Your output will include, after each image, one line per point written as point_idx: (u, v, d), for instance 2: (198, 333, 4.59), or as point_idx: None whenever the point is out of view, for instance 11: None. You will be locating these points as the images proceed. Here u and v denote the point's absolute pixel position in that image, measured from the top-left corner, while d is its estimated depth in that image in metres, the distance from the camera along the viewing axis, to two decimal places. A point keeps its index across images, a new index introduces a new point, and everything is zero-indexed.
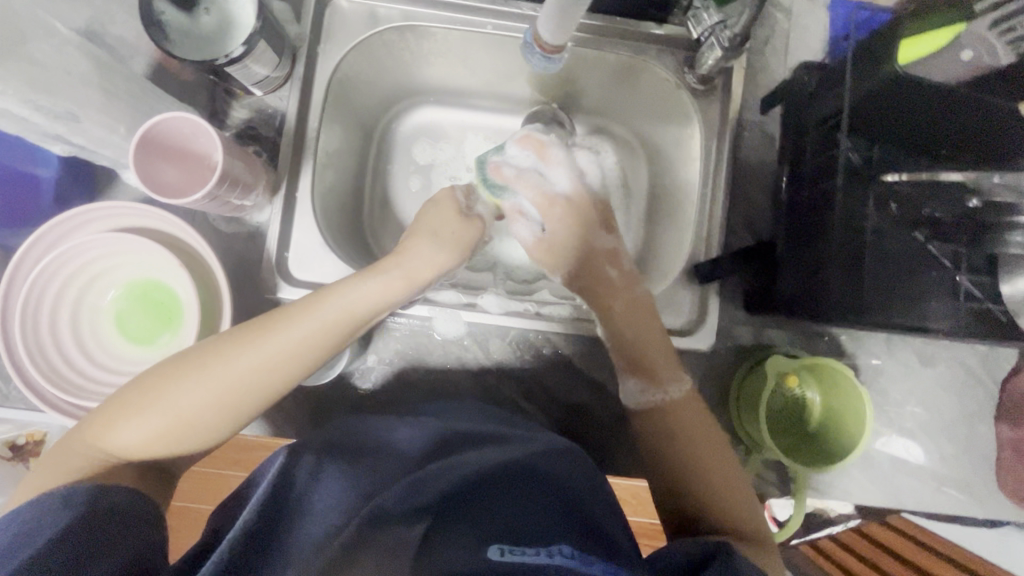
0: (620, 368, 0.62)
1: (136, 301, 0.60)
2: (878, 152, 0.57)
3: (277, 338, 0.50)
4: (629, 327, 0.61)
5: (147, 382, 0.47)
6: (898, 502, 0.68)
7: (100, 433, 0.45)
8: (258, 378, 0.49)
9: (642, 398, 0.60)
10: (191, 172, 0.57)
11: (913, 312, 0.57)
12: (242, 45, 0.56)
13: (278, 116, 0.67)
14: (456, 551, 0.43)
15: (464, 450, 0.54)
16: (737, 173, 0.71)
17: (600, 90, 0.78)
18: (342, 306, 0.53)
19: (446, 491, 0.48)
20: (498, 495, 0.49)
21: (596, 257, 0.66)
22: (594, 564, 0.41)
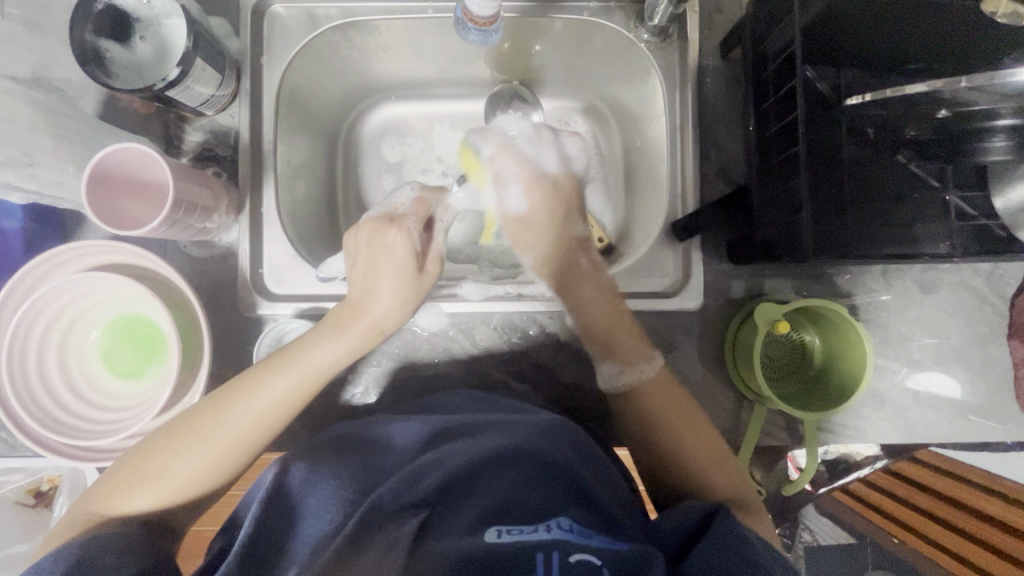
0: (595, 353, 0.62)
1: (121, 336, 0.60)
2: (846, 77, 0.55)
3: (252, 405, 0.50)
4: (601, 310, 0.60)
5: (144, 449, 0.48)
6: (917, 436, 0.65)
7: (103, 497, 0.46)
8: (244, 441, 0.50)
9: (620, 381, 0.60)
10: (151, 201, 0.57)
11: (901, 237, 0.55)
12: (178, 67, 0.55)
13: (232, 134, 0.66)
14: (451, 541, 0.41)
15: (456, 434, 0.51)
16: (706, 123, 0.68)
17: (558, 59, 0.76)
18: (316, 363, 0.52)
19: (442, 479, 0.45)
20: (494, 480, 0.46)
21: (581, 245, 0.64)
22: (593, 536, 0.41)
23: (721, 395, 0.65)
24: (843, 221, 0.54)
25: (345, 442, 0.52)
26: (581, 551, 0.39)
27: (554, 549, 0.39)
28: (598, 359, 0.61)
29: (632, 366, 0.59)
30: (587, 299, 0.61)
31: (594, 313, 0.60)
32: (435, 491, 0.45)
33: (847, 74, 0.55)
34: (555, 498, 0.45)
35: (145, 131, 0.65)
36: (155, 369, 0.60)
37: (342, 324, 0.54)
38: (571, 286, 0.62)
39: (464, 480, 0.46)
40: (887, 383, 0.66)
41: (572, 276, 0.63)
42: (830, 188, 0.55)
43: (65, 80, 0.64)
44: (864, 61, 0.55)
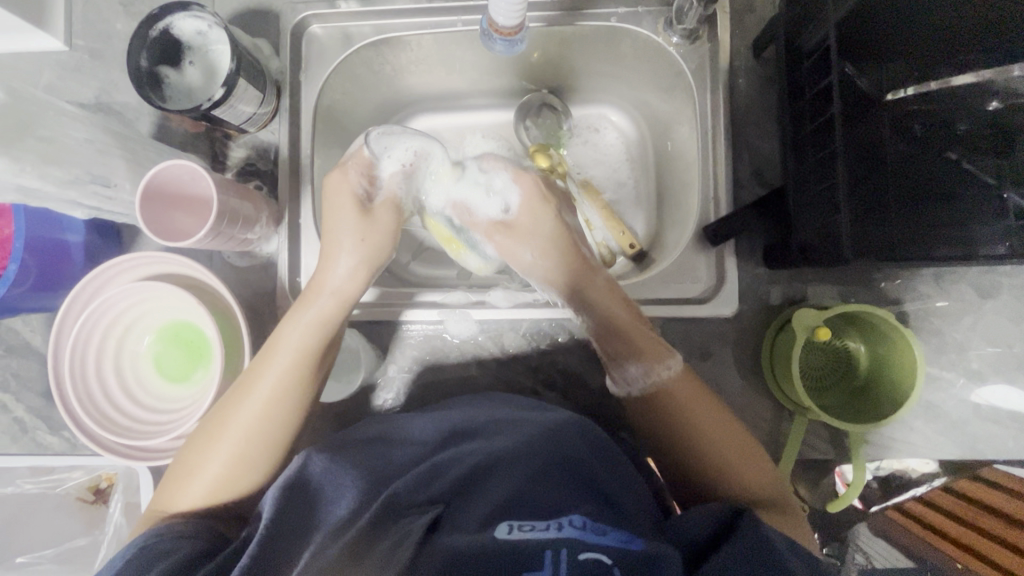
0: (613, 357, 0.59)
1: (170, 342, 0.63)
2: (883, 75, 0.54)
3: (255, 396, 0.52)
4: (603, 308, 0.59)
5: (181, 459, 0.52)
6: (976, 451, 0.61)
7: (164, 501, 0.50)
8: (263, 435, 0.52)
9: (646, 380, 0.57)
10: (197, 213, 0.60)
11: (964, 236, 0.51)
12: (222, 87, 0.58)
13: (272, 149, 0.69)
14: (464, 534, 0.42)
15: (468, 434, 0.51)
16: (741, 124, 0.66)
17: (587, 65, 0.76)
18: (291, 341, 0.55)
19: (456, 478, 0.47)
20: (508, 480, 0.47)
21: (539, 248, 0.62)
22: (604, 534, 0.42)
23: (758, 406, 0.62)
24: (888, 222, 0.51)
25: (354, 436, 0.52)
26: (588, 551, 0.40)
27: (563, 549, 0.41)
28: (626, 352, 0.58)
29: (661, 360, 0.56)
30: (597, 301, 0.59)
31: (607, 307, 0.59)
32: (451, 490, 0.46)
33: (880, 69, 0.53)
34: (567, 493, 0.47)
35: (193, 148, 0.68)
36: (201, 373, 0.63)
37: (314, 298, 0.57)
38: (580, 301, 0.60)
39: (479, 476, 0.47)
40: (941, 394, 0.62)
41: (577, 294, 0.60)
42: (883, 188, 0.52)
43: (126, 104, 0.69)
44: (905, 55, 0.53)
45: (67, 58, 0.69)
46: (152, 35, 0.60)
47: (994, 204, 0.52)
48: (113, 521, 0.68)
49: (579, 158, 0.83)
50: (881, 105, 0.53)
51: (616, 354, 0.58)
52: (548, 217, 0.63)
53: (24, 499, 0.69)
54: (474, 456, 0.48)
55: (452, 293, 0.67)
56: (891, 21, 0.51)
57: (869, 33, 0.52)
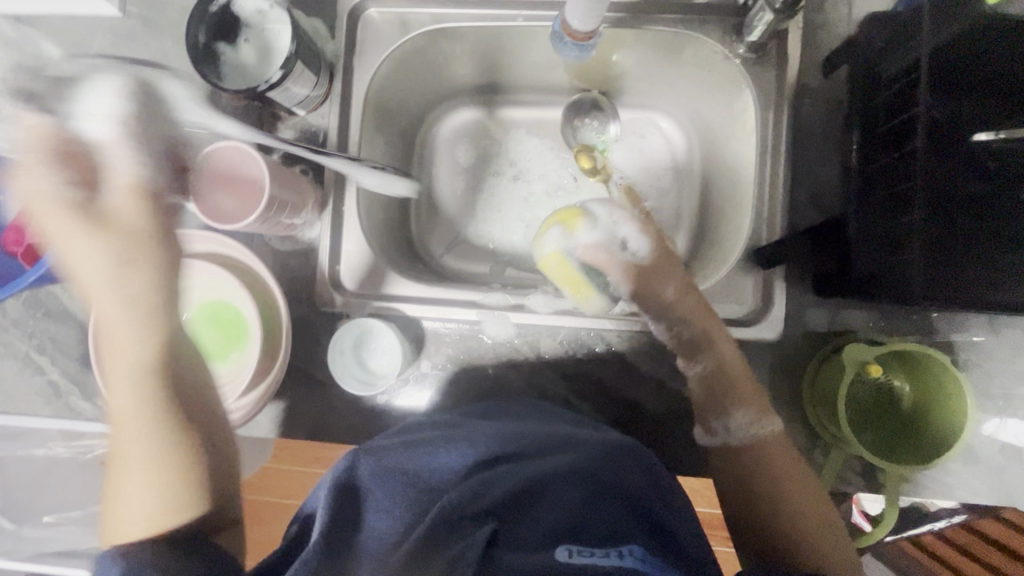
0: (722, 404, 0.58)
1: (209, 319, 0.63)
2: (973, 106, 0.51)
3: (118, 420, 0.47)
4: (731, 359, 0.58)
5: (110, 495, 0.48)
6: (1012, 498, 0.60)
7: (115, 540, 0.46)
8: (155, 462, 0.47)
9: (749, 431, 0.58)
10: (244, 196, 0.57)
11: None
12: (281, 70, 0.58)
13: (320, 133, 0.68)
14: (519, 553, 0.43)
15: (518, 452, 0.52)
16: (802, 145, 0.64)
17: (642, 69, 0.75)
18: (123, 351, 0.47)
19: (509, 492, 0.47)
20: (561, 496, 0.49)
21: (665, 308, 0.60)
22: (662, 568, 0.44)
23: (794, 435, 0.61)
24: (957, 264, 0.50)
25: (403, 439, 0.53)
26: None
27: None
28: (732, 403, 0.58)
29: (768, 415, 0.58)
30: (710, 354, 0.59)
31: (728, 354, 0.58)
32: (503, 502, 0.47)
33: (970, 104, 0.51)
34: (621, 523, 0.49)
35: (242, 125, 0.67)
36: (237, 353, 0.63)
37: (144, 324, 0.47)
38: (693, 351, 0.60)
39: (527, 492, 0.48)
40: (981, 438, 0.60)
41: (692, 346, 0.59)
42: (958, 229, 0.51)
43: (176, 76, 0.68)
44: (990, 92, 0.51)
45: (121, 24, 0.68)
46: (212, 11, 0.59)
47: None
48: None
49: (624, 162, 0.83)
50: (968, 141, 0.51)
51: (723, 402, 0.58)
52: (673, 274, 0.60)
53: (56, 460, 0.70)
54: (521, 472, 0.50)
55: (492, 294, 0.66)
56: (975, 60, 0.51)
57: (955, 68, 0.51)
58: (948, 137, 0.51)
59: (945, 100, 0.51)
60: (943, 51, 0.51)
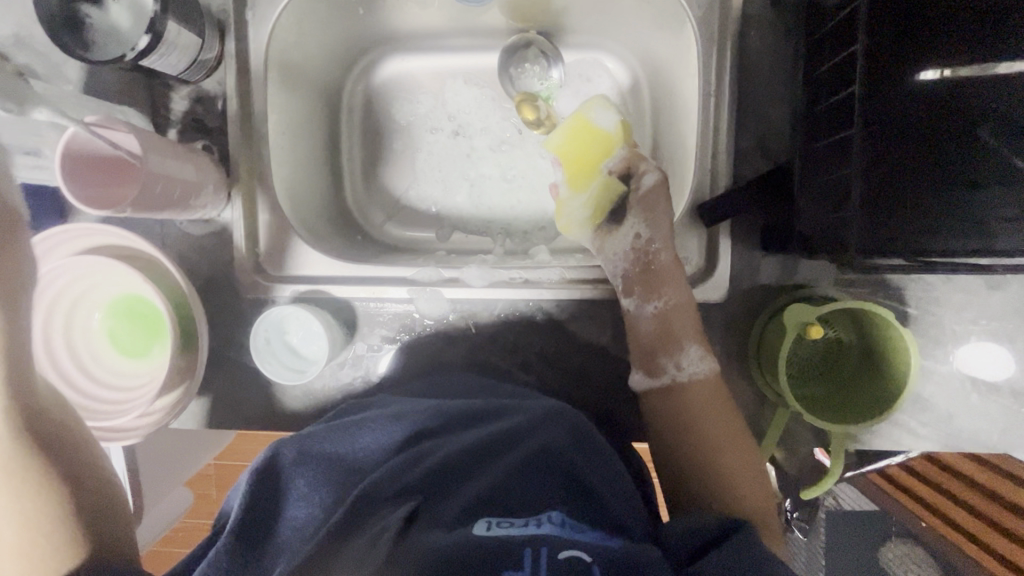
0: (664, 345, 0.56)
1: (125, 317, 0.60)
2: (914, 41, 0.47)
3: None
4: (677, 299, 0.56)
5: None
6: (957, 445, 0.59)
7: None
8: (25, 512, 0.39)
9: (696, 369, 0.56)
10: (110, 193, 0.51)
11: (971, 224, 0.47)
12: (148, 35, 0.50)
13: (219, 102, 0.61)
14: (439, 530, 0.40)
15: (450, 428, 0.52)
16: (748, 85, 0.58)
17: (581, 3, 0.70)
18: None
19: (432, 467, 0.46)
20: (482, 468, 0.47)
21: (651, 219, 0.58)
22: (586, 531, 0.42)
23: (741, 396, 0.60)
24: (902, 211, 0.47)
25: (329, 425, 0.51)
26: (570, 545, 0.39)
27: (545, 544, 0.39)
28: (683, 337, 0.56)
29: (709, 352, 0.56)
30: (673, 290, 0.56)
31: (670, 294, 0.56)
32: (425, 478, 0.45)
33: (908, 38, 0.47)
34: (547, 491, 0.45)
35: (131, 98, 0.60)
36: (158, 349, 0.60)
37: (5, 365, 0.38)
38: (657, 285, 0.56)
39: (456, 465, 0.47)
40: (930, 388, 0.59)
41: (653, 277, 0.56)
42: (897, 171, 0.47)
43: (46, 45, 0.60)
44: (933, 23, 0.47)
45: None
46: None
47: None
48: None
49: (569, 108, 0.77)
50: (914, 79, 0.47)
51: (674, 339, 0.56)
52: (667, 204, 0.58)
53: None
54: (446, 449, 0.48)
55: (423, 269, 0.62)
56: None
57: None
58: (892, 73, 0.47)
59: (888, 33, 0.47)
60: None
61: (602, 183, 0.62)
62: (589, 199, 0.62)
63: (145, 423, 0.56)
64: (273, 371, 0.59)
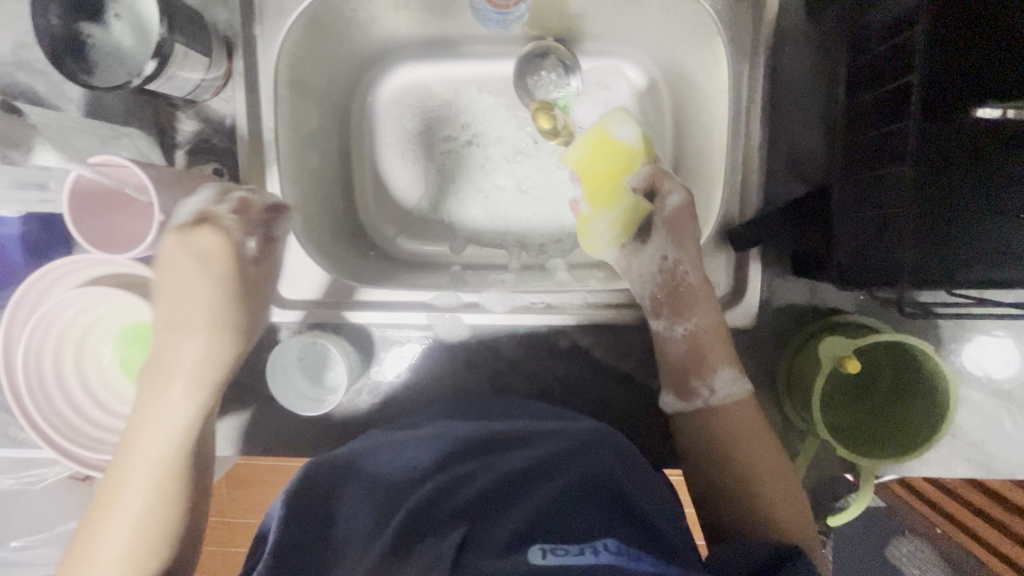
0: (694, 367, 0.55)
1: (134, 345, 0.58)
2: (966, 66, 0.44)
3: (145, 455, 0.46)
4: (707, 320, 0.55)
5: (85, 522, 0.46)
6: (992, 472, 0.57)
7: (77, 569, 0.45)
8: (148, 520, 0.46)
9: (726, 391, 0.54)
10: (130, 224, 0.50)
11: (1020, 257, 0.46)
12: (154, 58, 0.48)
13: (227, 121, 0.58)
14: (495, 556, 0.38)
15: (490, 449, 0.50)
16: (781, 101, 0.55)
17: (602, 11, 0.67)
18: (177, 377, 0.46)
19: (482, 489, 0.45)
20: (525, 492, 0.45)
21: (678, 240, 0.56)
22: (642, 558, 0.38)
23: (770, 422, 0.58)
24: (948, 242, 0.46)
25: (372, 448, 0.50)
26: (629, 572, 0.36)
27: (606, 573, 0.35)
28: (714, 359, 0.54)
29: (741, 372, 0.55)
30: (702, 310, 0.55)
31: (699, 314, 0.55)
32: (474, 502, 0.44)
33: (958, 63, 0.45)
34: (596, 516, 0.43)
35: (136, 119, 0.58)
36: None
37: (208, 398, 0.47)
38: (684, 305, 0.55)
39: (501, 487, 0.46)
40: (964, 415, 0.57)
41: (682, 297, 0.55)
42: (945, 204, 0.46)
43: (46, 65, 0.57)
44: (987, 46, 0.44)
45: None
46: None
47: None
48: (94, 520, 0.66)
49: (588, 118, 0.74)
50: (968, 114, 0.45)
51: (704, 362, 0.55)
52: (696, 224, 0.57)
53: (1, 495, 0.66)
54: (491, 472, 0.47)
55: (442, 294, 0.60)
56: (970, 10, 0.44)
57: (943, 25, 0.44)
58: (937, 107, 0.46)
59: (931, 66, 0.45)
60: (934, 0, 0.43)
61: (627, 202, 0.60)
62: (613, 219, 0.60)
63: None
64: (287, 400, 0.58)
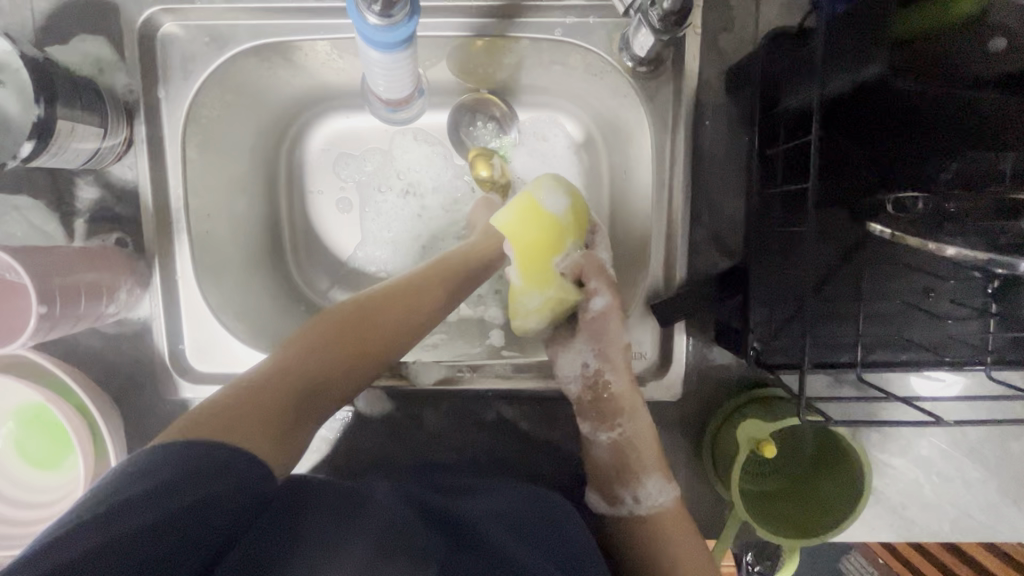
0: (623, 478, 0.54)
1: (35, 424, 0.55)
2: (875, 159, 0.44)
3: (352, 321, 0.50)
4: (638, 430, 0.54)
5: (234, 400, 0.42)
6: (911, 536, 0.58)
7: (240, 404, 0.42)
8: (274, 436, 0.42)
9: (648, 501, 0.53)
10: (11, 301, 0.48)
11: (916, 341, 0.47)
12: (32, 140, 0.44)
13: (132, 190, 0.55)
14: None
15: (478, 507, 0.45)
16: (703, 174, 0.55)
17: (534, 70, 0.65)
18: (394, 292, 0.53)
19: (467, 552, 0.39)
20: (511, 547, 0.41)
21: (599, 346, 0.55)
22: None
23: (698, 493, 0.58)
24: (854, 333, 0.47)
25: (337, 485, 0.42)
26: None
27: None
28: (642, 471, 0.53)
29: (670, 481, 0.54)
30: (630, 421, 0.54)
31: (632, 425, 0.54)
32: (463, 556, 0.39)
33: (872, 157, 0.44)
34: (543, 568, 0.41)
35: (29, 188, 0.54)
36: (71, 459, 0.56)
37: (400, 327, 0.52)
38: (610, 414, 0.54)
39: (468, 542, 0.41)
40: (885, 479, 0.58)
41: (609, 408, 0.54)
42: (846, 294, 0.47)
43: None
44: (902, 141, 0.43)
45: None
46: None
47: (975, 302, 0.47)
48: None
49: (526, 170, 0.73)
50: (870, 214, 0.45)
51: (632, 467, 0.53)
52: (618, 328, 0.55)
53: None
54: (486, 526, 0.43)
55: None
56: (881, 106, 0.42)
57: (857, 120, 0.43)
58: (846, 199, 0.45)
59: (839, 162, 0.45)
60: (846, 97, 0.43)
61: (557, 285, 0.55)
62: (544, 301, 0.55)
63: None
64: None
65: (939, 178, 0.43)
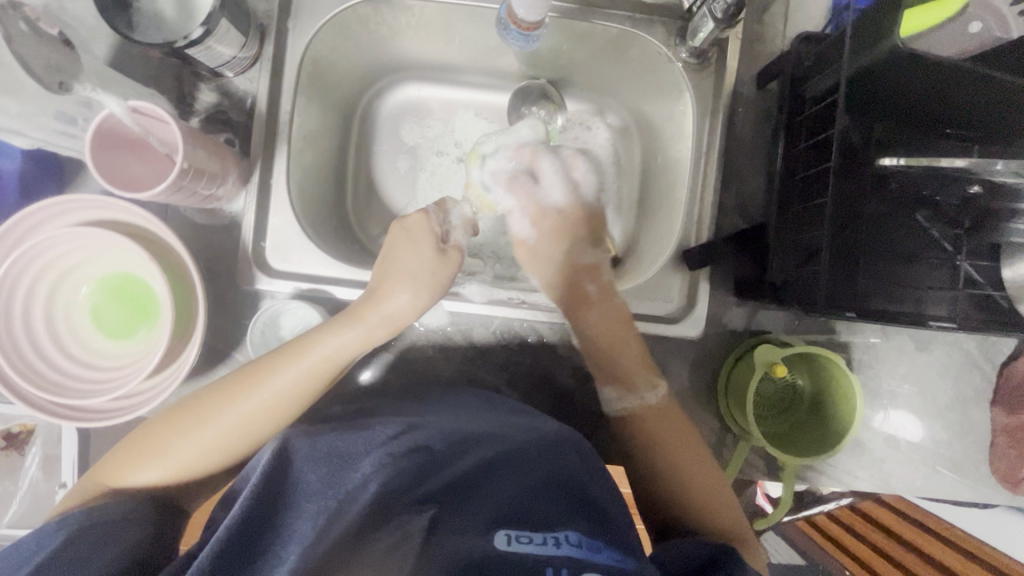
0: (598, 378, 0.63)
1: (116, 291, 0.59)
2: (878, 133, 0.56)
3: (256, 395, 0.52)
4: (605, 336, 0.61)
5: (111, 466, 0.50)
6: (888, 489, 0.66)
7: (113, 474, 0.49)
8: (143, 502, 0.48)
9: (620, 404, 0.61)
10: (158, 164, 0.55)
11: (903, 292, 0.57)
12: (201, 27, 0.53)
13: (249, 99, 0.64)
14: (460, 539, 0.45)
15: (446, 444, 0.53)
16: (732, 152, 0.67)
17: (588, 64, 0.74)
18: (320, 353, 0.53)
19: (446, 481, 0.51)
20: (497, 471, 0.51)
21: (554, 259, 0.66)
22: (601, 550, 0.43)
23: (708, 427, 0.65)
24: (855, 276, 0.57)
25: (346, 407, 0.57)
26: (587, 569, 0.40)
27: (564, 566, 0.41)
28: (624, 372, 0.60)
29: (650, 386, 0.60)
30: (598, 316, 0.61)
31: (590, 320, 0.61)
32: (442, 490, 0.50)
33: (881, 129, 0.56)
34: (558, 509, 0.47)
35: (157, 83, 0.62)
36: (145, 332, 0.59)
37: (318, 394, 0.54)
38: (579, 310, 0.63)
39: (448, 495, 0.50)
40: (868, 433, 0.67)
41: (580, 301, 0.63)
42: (853, 242, 0.56)
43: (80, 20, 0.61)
44: (899, 119, 0.56)
45: None
46: None
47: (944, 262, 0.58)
48: (28, 475, 0.65)
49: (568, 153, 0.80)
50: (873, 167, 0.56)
51: (606, 370, 0.61)
52: (579, 245, 0.65)
53: None
54: (463, 464, 0.52)
55: None
56: (891, 87, 0.53)
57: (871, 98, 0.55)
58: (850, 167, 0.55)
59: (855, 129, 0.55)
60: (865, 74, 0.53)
61: None
62: None
63: (124, 407, 0.56)
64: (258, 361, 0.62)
65: (925, 150, 0.56)
